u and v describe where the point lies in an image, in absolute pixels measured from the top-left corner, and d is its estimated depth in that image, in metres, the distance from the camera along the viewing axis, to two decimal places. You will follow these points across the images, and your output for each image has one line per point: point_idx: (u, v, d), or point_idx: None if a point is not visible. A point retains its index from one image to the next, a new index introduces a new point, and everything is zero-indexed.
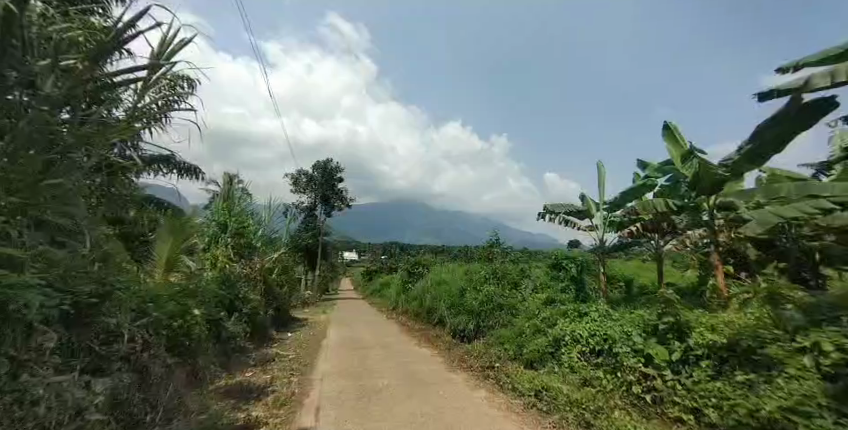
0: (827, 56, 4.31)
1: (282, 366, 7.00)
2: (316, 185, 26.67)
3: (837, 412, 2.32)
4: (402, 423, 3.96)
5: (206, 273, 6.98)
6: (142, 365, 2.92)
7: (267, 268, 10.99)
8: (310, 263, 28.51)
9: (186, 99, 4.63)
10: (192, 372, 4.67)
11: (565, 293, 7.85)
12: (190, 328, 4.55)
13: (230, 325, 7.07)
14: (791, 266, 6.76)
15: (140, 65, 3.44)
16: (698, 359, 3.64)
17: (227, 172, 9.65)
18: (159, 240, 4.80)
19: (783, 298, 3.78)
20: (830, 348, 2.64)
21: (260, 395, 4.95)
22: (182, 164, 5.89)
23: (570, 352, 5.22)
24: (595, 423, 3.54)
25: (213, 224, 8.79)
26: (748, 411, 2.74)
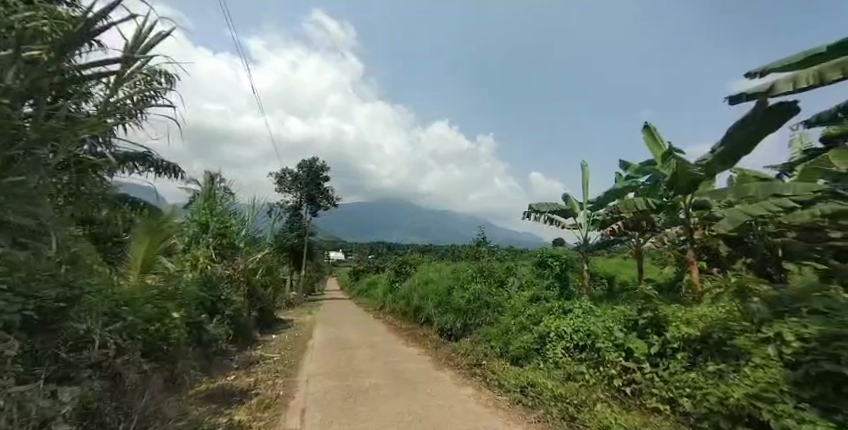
0: (789, 62, 4.54)
1: (267, 369, 6.89)
2: (301, 184, 26.29)
3: (798, 398, 2.45)
4: (389, 423, 3.96)
5: (186, 275, 6.78)
6: (115, 371, 2.83)
7: (251, 269, 10.78)
8: (296, 263, 28.10)
9: (162, 94, 4.49)
10: (171, 377, 4.54)
11: (550, 290, 8.00)
12: (168, 332, 4.42)
13: (212, 328, 6.91)
14: (758, 263, 7.16)
15: (110, 59, 3.32)
16: (675, 352, 3.78)
17: (208, 171, 9.41)
18: (134, 241, 4.63)
19: (751, 293, 3.98)
20: (791, 339, 2.81)
21: (243, 398, 4.85)
22: (160, 162, 5.71)
23: (555, 348, 5.33)
24: (578, 416, 3.62)
25: (193, 224, 8.56)
26: (719, 400, 2.85)
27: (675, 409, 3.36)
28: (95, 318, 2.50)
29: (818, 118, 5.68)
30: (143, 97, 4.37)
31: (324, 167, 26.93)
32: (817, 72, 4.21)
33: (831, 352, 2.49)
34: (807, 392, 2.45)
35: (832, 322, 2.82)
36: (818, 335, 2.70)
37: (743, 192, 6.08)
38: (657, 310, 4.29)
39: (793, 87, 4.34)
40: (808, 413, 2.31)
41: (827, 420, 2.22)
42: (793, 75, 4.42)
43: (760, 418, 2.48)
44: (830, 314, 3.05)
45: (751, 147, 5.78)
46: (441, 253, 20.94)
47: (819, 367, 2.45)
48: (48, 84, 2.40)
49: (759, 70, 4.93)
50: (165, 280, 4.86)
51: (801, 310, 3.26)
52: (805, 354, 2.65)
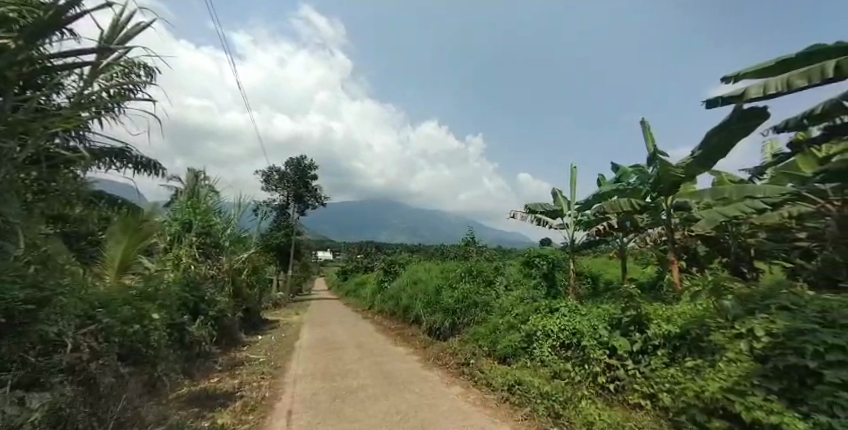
0: (760, 69, 4.74)
1: (253, 370, 6.77)
2: (288, 182, 25.92)
3: (767, 390, 2.56)
4: (379, 422, 3.98)
5: (167, 275, 6.61)
6: (90, 376, 2.80)
7: (236, 269, 10.59)
8: (283, 263, 27.71)
9: (141, 88, 4.38)
10: (151, 381, 4.42)
11: (538, 290, 8.20)
12: (147, 334, 4.30)
13: (195, 329, 6.76)
14: (731, 262, 7.53)
15: (85, 50, 3.22)
16: (656, 348, 3.88)
17: (192, 169, 9.24)
18: (111, 240, 4.47)
19: (728, 291, 4.11)
20: (761, 334, 2.94)
21: (227, 400, 4.76)
22: (139, 158, 5.54)
23: (542, 347, 5.40)
24: (563, 413, 3.67)
25: (174, 222, 8.30)
26: (695, 393, 2.95)
27: (656, 404, 3.45)
28: (67, 321, 2.41)
29: (789, 124, 5.93)
30: (120, 91, 4.26)
31: (312, 165, 26.61)
32: (787, 79, 4.42)
33: (798, 346, 2.61)
34: (776, 385, 2.55)
35: (799, 317, 2.95)
36: (786, 330, 2.83)
37: (719, 193, 6.32)
38: (640, 308, 4.38)
39: (764, 93, 4.54)
40: (776, 404, 2.41)
41: (793, 410, 2.32)
42: (764, 81, 4.63)
43: (733, 410, 2.56)
44: (798, 310, 3.19)
45: (726, 150, 6.01)
46: (431, 253, 20.90)
47: (788, 360, 2.56)
48: (16, 74, 2.31)
49: (734, 75, 5.12)
50: (144, 280, 4.74)
51: (770, 307, 3.42)
52: (774, 348, 2.77)
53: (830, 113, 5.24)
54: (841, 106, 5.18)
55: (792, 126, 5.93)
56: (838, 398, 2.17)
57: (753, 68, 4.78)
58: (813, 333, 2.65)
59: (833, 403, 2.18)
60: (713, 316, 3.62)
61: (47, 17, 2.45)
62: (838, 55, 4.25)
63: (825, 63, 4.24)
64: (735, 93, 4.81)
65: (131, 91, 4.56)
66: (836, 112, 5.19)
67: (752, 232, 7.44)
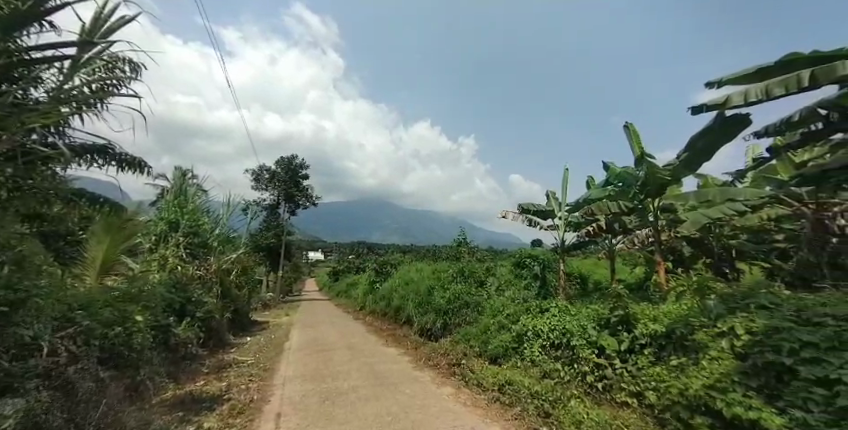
0: (742, 75, 4.87)
1: (241, 373, 6.67)
2: (279, 182, 25.63)
3: (746, 386, 2.63)
4: (369, 423, 3.97)
5: (152, 276, 6.47)
6: (68, 380, 2.72)
7: (224, 269, 10.42)
8: (273, 264, 27.40)
9: (125, 84, 4.29)
10: (133, 385, 4.32)
11: (528, 290, 8.27)
12: (130, 337, 4.21)
13: (181, 331, 6.63)
14: (714, 262, 7.77)
15: (65, 43, 3.14)
16: (643, 347, 3.94)
17: (178, 167, 9.07)
18: (93, 239, 4.36)
19: (711, 291, 4.20)
20: (741, 332, 3.03)
21: (214, 404, 4.68)
22: (123, 156, 5.41)
23: (532, 347, 5.44)
24: (553, 413, 3.71)
25: (160, 221, 8.13)
26: (679, 391, 3.01)
27: (642, 402, 3.51)
28: (43, 323, 2.35)
29: (768, 129, 6.10)
30: (102, 86, 4.16)
31: (303, 164, 26.36)
32: (766, 87, 4.55)
33: (775, 343, 2.72)
34: (754, 381, 2.62)
35: (776, 316, 3.07)
36: (764, 328, 2.95)
37: (704, 196, 6.40)
38: (628, 308, 4.44)
39: (746, 100, 4.66)
40: (756, 400, 2.47)
41: (770, 406, 2.38)
42: (745, 89, 4.76)
43: (714, 406, 2.62)
44: (776, 310, 3.28)
45: (710, 154, 6.16)
46: (423, 253, 20.84)
47: (766, 357, 2.65)
48: None
49: (718, 81, 5.24)
50: (128, 282, 4.65)
51: (749, 306, 3.51)
52: (753, 345, 2.86)
53: (807, 119, 5.42)
54: (817, 113, 5.36)
55: (771, 132, 6.09)
56: (812, 394, 2.25)
57: (735, 75, 4.90)
58: (788, 331, 2.80)
59: (808, 398, 2.25)
60: (696, 315, 3.69)
61: (23, 8, 2.40)
62: (814, 63, 4.41)
63: (802, 72, 4.39)
64: (718, 100, 4.93)
65: (114, 87, 4.46)
66: (812, 118, 5.37)
67: (734, 234, 7.52)
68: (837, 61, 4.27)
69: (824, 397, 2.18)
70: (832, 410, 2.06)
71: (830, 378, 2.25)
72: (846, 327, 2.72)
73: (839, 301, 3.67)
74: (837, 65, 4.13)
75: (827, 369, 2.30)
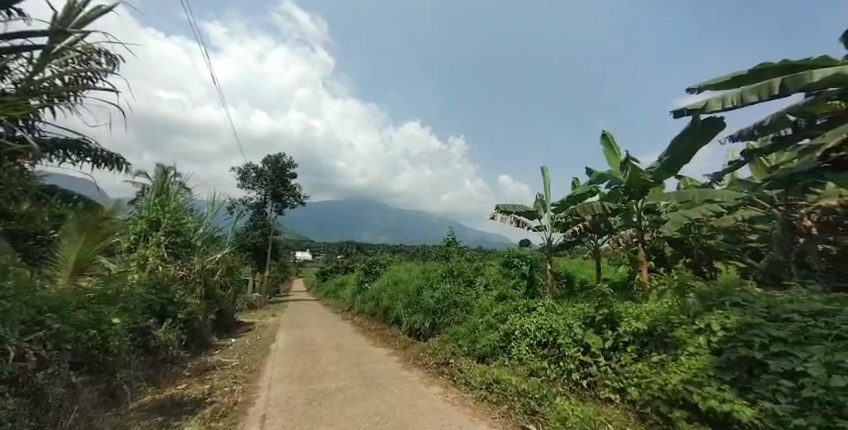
0: (720, 82, 5.04)
1: (224, 375, 6.53)
2: (266, 180, 25.22)
3: (721, 380, 2.71)
4: (356, 424, 3.92)
5: (130, 276, 6.27)
6: (37, 387, 2.62)
7: (208, 270, 10.18)
8: (259, 264, 26.92)
9: (100, 76, 4.16)
10: (108, 390, 4.18)
11: (516, 290, 8.36)
12: (105, 340, 4.08)
13: (162, 333, 6.45)
14: (694, 261, 8.00)
15: (34, 33, 3.00)
16: (626, 345, 4.00)
17: (160, 164, 8.84)
18: (65, 239, 4.16)
19: (690, 289, 4.31)
20: (717, 328, 3.13)
21: (196, 407, 4.56)
22: (99, 152, 5.21)
23: (519, 346, 5.48)
24: (539, 410, 3.74)
25: (141, 220, 7.91)
26: (659, 386, 3.09)
27: (624, 398, 3.58)
28: (11, 326, 2.26)
29: (742, 134, 6.31)
30: (76, 79, 4.00)
31: (291, 163, 26.03)
32: (740, 94, 4.73)
33: (747, 339, 2.84)
34: (728, 375, 2.71)
35: (749, 313, 3.19)
36: (738, 324, 3.07)
37: (684, 197, 6.54)
38: (613, 307, 4.51)
39: (722, 106, 4.85)
40: (730, 393, 2.55)
41: (742, 398, 2.48)
42: (722, 95, 4.93)
43: (691, 400, 2.70)
44: (749, 307, 3.39)
45: (690, 157, 6.36)
46: (412, 253, 20.78)
47: (739, 352, 2.74)
48: None
49: (698, 86, 5.39)
50: (103, 283, 4.49)
51: (724, 303, 3.63)
52: (727, 341, 2.96)
53: (777, 125, 5.67)
54: (786, 120, 5.64)
55: (745, 137, 6.31)
56: (780, 386, 2.33)
57: (713, 82, 5.06)
58: (759, 327, 2.93)
59: (776, 390, 2.34)
60: (676, 313, 3.76)
61: None
62: (784, 73, 4.61)
63: (772, 80, 4.59)
64: (697, 106, 5.09)
65: (89, 79, 4.31)
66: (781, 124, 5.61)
67: (711, 234, 7.98)
68: (805, 70, 4.47)
69: (791, 389, 2.27)
70: (798, 400, 2.14)
71: (796, 371, 2.35)
72: (810, 322, 2.85)
73: (809, 299, 3.83)
74: (805, 74, 4.32)
75: (793, 362, 2.42)
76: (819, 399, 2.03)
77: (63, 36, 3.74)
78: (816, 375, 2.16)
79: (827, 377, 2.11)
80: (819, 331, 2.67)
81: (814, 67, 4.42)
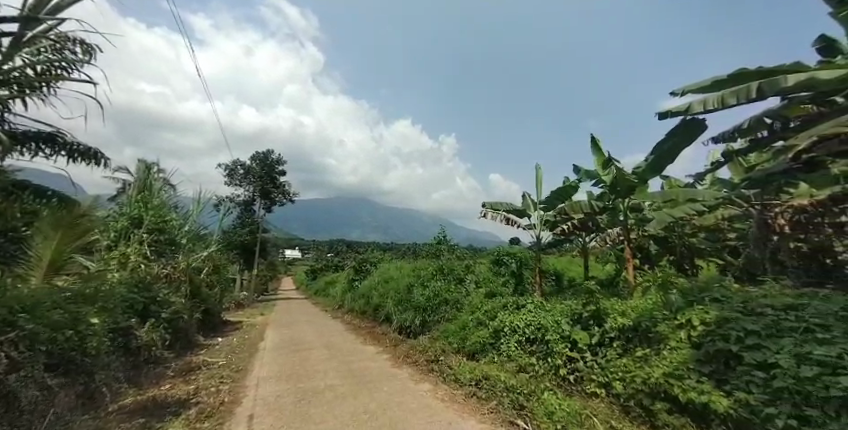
0: (701, 85, 5.14)
1: (211, 375, 6.40)
2: (254, 177, 24.80)
3: (699, 372, 2.79)
4: (346, 421, 3.88)
5: (110, 275, 6.08)
6: (9, 391, 2.52)
7: (194, 268, 9.94)
8: (247, 263, 26.48)
9: (76, 66, 3.99)
10: (86, 392, 4.06)
11: (505, 287, 8.42)
12: (83, 341, 3.95)
13: (144, 334, 6.28)
14: (677, 258, 8.19)
15: (2, 19, 2.86)
16: (612, 341, 4.04)
17: (142, 160, 8.61)
18: (39, 236, 4.06)
19: (672, 286, 4.40)
20: (697, 323, 3.19)
21: (180, 408, 4.45)
22: (76, 146, 5.02)
23: (509, 342, 5.51)
24: (527, 405, 3.76)
25: (121, 218, 7.68)
26: (642, 380, 3.15)
27: (609, 392, 3.63)
28: None
29: (723, 136, 6.47)
30: (50, 68, 3.82)
31: (279, 160, 25.64)
32: (721, 97, 4.84)
33: (724, 333, 2.91)
34: (706, 367, 2.78)
35: (726, 308, 3.28)
36: (716, 319, 3.13)
37: (668, 196, 6.66)
38: (599, 304, 4.56)
39: (704, 109, 4.96)
40: (708, 385, 2.63)
41: (718, 389, 2.56)
42: (704, 97, 5.03)
43: (672, 393, 2.80)
44: (727, 303, 3.47)
45: (674, 157, 6.49)
46: (402, 252, 20.73)
47: (716, 345, 2.81)
48: None
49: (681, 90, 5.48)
50: (82, 282, 4.37)
51: (705, 299, 3.72)
52: (706, 335, 3.03)
53: (755, 127, 5.85)
54: (763, 122, 5.83)
55: (725, 139, 6.47)
56: (753, 377, 2.41)
57: (694, 85, 5.16)
58: (735, 321, 3.01)
59: (750, 381, 2.41)
60: (660, 309, 3.82)
61: None
62: (761, 77, 4.75)
63: (750, 83, 4.72)
64: (681, 108, 5.18)
65: (64, 69, 4.14)
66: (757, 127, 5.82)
67: (694, 233, 8.18)
68: (779, 74, 4.63)
69: (763, 379, 2.34)
70: (770, 390, 2.21)
71: (768, 362, 2.45)
72: (782, 316, 2.94)
73: (782, 294, 3.96)
74: (780, 78, 4.46)
75: (765, 354, 2.49)
76: (789, 389, 2.11)
77: (35, 24, 3.58)
78: (787, 365, 2.26)
79: (797, 368, 2.21)
80: (789, 323, 2.79)
81: (789, 72, 4.58)
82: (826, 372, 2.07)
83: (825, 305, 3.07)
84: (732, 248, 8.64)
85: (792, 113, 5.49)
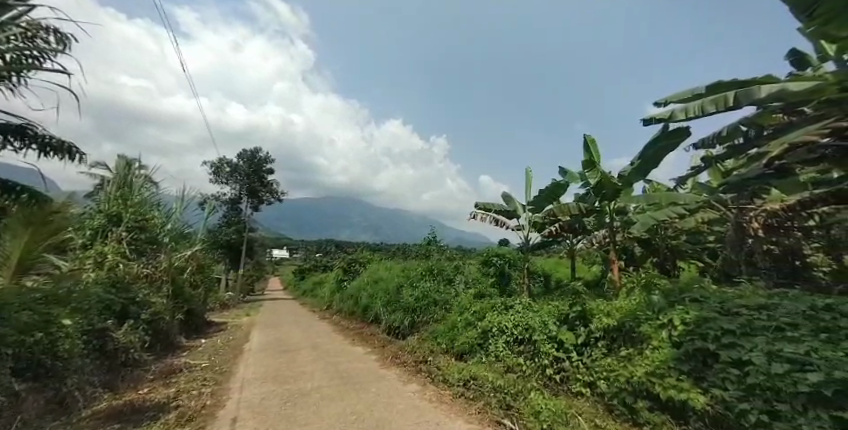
0: (683, 95, 5.25)
1: (192, 377, 6.20)
2: (241, 175, 24.32)
3: (679, 371, 2.82)
4: (333, 423, 3.79)
5: (85, 275, 5.82)
6: None
7: (177, 268, 9.64)
8: (232, 262, 25.88)
9: (48, 56, 3.80)
10: (57, 397, 3.87)
11: (493, 288, 8.43)
12: (53, 344, 3.75)
13: (121, 335, 6.03)
14: (660, 260, 8.34)
15: None
16: (597, 341, 4.03)
17: (123, 156, 8.31)
18: (7, 233, 3.78)
19: (655, 287, 4.46)
20: (678, 323, 3.23)
21: (158, 413, 4.26)
22: (49, 140, 4.79)
23: (497, 343, 5.50)
24: (514, 405, 3.74)
25: (98, 215, 7.40)
26: (626, 379, 3.17)
27: (594, 391, 3.64)
28: None
29: (704, 142, 6.61)
30: (19, 57, 3.63)
31: (268, 158, 25.19)
32: (701, 105, 4.94)
33: (702, 332, 2.94)
34: (685, 365, 2.82)
35: (706, 308, 3.33)
36: (696, 319, 3.16)
37: (652, 199, 6.76)
38: (586, 304, 4.57)
39: (686, 116, 5.04)
40: (687, 382, 2.67)
41: (697, 387, 2.59)
42: (686, 105, 5.12)
43: (654, 391, 2.83)
44: (706, 303, 3.53)
45: (658, 162, 6.61)
46: (392, 252, 20.60)
47: (695, 344, 2.84)
48: None
49: (663, 99, 5.58)
50: (53, 282, 4.11)
51: (685, 299, 3.77)
52: (686, 335, 3.06)
53: (734, 134, 6.01)
54: (740, 129, 5.99)
55: (706, 144, 6.62)
56: (728, 374, 2.45)
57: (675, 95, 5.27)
58: (712, 321, 3.04)
59: (726, 378, 2.46)
60: (643, 309, 3.83)
61: None
62: (738, 86, 4.88)
63: (728, 93, 4.85)
64: (664, 115, 5.27)
65: (35, 58, 3.94)
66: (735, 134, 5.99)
67: (676, 235, 8.34)
68: (754, 84, 4.78)
69: (738, 376, 2.39)
70: (743, 386, 2.28)
71: (742, 359, 2.47)
72: (755, 315, 3.00)
73: (756, 294, 4.08)
74: (756, 88, 4.61)
75: (740, 352, 2.53)
76: (761, 386, 2.16)
77: (2, 10, 3.39)
78: (758, 362, 2.29)
79: (768, 365, 2.23)
80: (761, 322, 2.84)
81: (765, 81, 4.72)
82: (795, 369, 2.11)
83: (795, 304, 3.16)
84: (711, 250, 8.88)
85: (767, 121, 5.68)
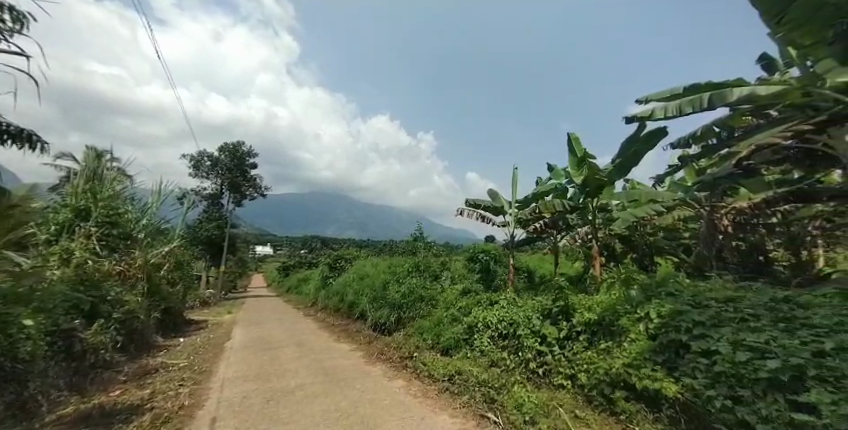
0: (663, 95, 5.38)
1: (169, 377, 6.01)
2: (221, 170, 23.58)
3: (654, 361, 2.91)
4: (317, 421, 3.75)
5: (51, 273, 5.54)
6: None
7: (153, 265, 9.29)
8: (213, 259, 25.17)
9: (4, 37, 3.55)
10: (18, 401, 3.70)
11: (478, 284, 8.49)
12: (12, 346, 3.60)
13: (91, 335, 5.76)
14: (638, 256, 8.60)
15: None
16: (579, 334, 4.13)
17: (92, 148, 7.92)
18: None
19: (633, 283, 4.59)
20: (654, 316, 3.33)
21: (131, 415, 4.11)
22: (8, 127, 4.49)
23: (482, 338, 5.54)
24: (497, 398, 3.77)
25: (65, 209, 7.03)
26: (604, 371, 3.25)
27: (574, 383, 3.71)
28: None
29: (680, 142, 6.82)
30: None
31: (250, 153, 24.54)
32: (679, 104, 5.08)
33: (676, 325, 3.05)
34: (659, 357, 2.91)
35: (679, 302, 3.45)
36: (670, 312, 3.27)
37: (632, 196, 6.94)
38: (568, 299, 4.65)
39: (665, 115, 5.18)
40: (660, 373, 2.76)
41: (669, 376, 2.69)
42: (665, 104, 5.25)
43: (630, 381, 2.90)
44: (679, 296, 3.65)
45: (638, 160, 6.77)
46: (379, 249, 20.49)
47: (669, 336, 2.95)
48: None
49: (644, 99, 5.72)
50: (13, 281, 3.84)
51: (660, 293, 3.90)
52: (661, 327, 3.16)
53: (707, 134, 6.22)
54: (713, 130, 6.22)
55: (682, 144, 6.83)
56: (698, 363, 2.53)
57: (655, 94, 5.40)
58: (685, 314, 3.15)
59: (695, 367, 2.54)
60: (622, 303, 3.92)
61: None
62: (713, 88, 5.04)
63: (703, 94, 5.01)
64: (644, 113, 5.39)
65: None
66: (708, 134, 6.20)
67: (653, 232, 8.61)
68: (728, 86, 4.93)
69: (706, 365, 2.47)
70: (710, 375, 2.37)
71: (711, 349, 2.56)
72: (723, 308, 3.12)
73: (725, 288, 4.25)
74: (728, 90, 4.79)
75: (709, 342, 2.63)
76: (726, 373, 2.24)
77: None
78: (724, 352, 2.37)
79: (733, 354, 2.31)
80: (728, 314, 2.95)
81: (736, 84, 4.91)
82: (757, 357, 2.20)
83: (758, 297, 3.32)
84: (686, 247, 9.21)
85: (737, 123, 5.92)
